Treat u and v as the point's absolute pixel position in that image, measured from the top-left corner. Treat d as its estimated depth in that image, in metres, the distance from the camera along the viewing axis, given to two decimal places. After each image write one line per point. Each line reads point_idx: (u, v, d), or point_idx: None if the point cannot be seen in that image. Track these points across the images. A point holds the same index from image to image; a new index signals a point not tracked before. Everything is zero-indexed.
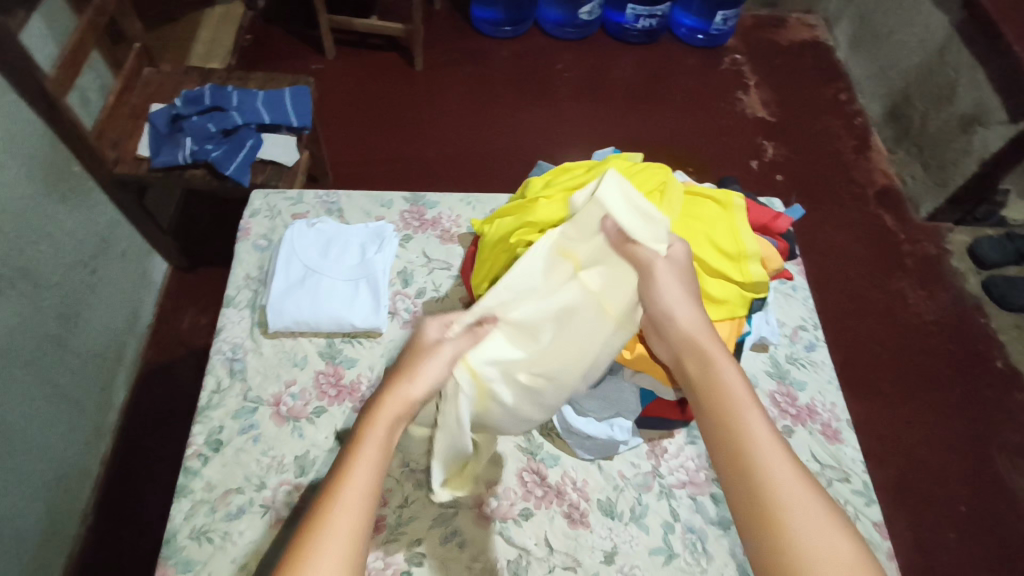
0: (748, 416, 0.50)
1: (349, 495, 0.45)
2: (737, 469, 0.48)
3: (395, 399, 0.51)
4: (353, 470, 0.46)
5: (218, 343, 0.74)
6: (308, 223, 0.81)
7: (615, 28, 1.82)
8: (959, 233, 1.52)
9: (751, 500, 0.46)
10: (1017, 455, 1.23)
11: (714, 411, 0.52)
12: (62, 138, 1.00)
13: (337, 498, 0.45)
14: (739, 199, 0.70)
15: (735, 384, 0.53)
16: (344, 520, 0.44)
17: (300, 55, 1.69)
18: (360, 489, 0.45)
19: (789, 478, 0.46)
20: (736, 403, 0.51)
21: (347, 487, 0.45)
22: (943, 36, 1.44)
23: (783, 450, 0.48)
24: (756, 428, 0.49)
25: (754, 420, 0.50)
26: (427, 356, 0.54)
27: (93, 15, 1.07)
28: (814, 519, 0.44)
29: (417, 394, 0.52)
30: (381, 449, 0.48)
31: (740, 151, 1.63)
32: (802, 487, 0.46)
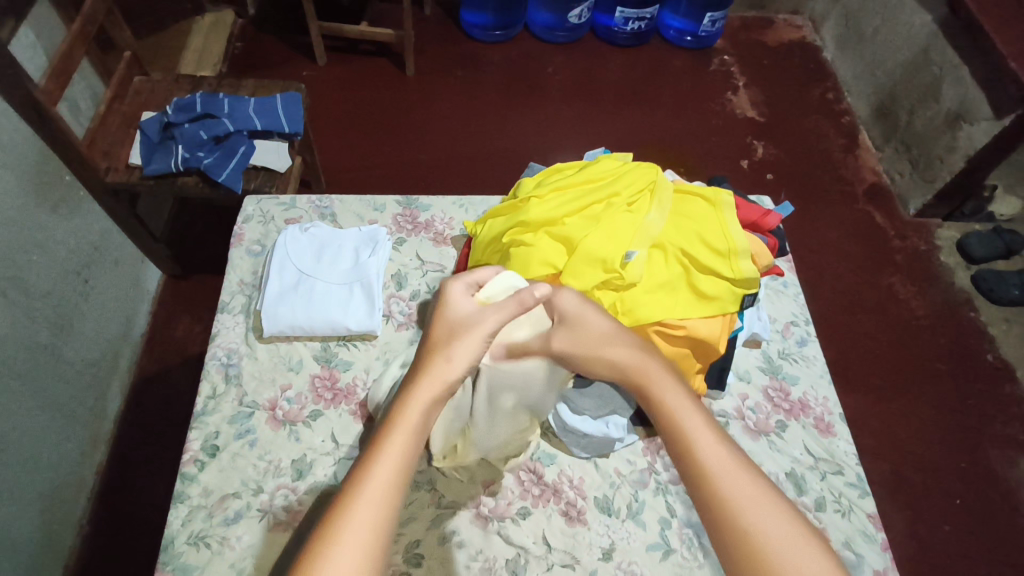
0: (703, 442, 0.49)
1: (374, 485, 0.44)
2: (707, 504, 0.46)
3: (432, 379, 0.51)
4: (380, 458, 0.46)
5: (213, 349, 0.74)
6: (301, 228, 0.82)
7: (604, 31, 1.84)
8: (948, 228, 1.54)
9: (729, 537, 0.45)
10: (1009, 447, 1.25)
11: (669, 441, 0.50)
12: (53, 147, 1.00)
13: (364, 487, 0.44)
14: (729, 196, 0.70)
15: (681, 407, 0.51)
16: (366, 510, 0.43)
17: (291, 61, 1.70)
18: (387, 477, 0.45)
19: (757, 500, 0.45)
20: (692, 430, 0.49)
21: (372, 475, 0.45)
22: (926, 35, 1.45)
23: (744, 469, 0.47)
24: (713, 451, 0.48)
25: (709, 445, 0.48)
26: (468, 331, 0.55)
27: (83, 24, 1.07)
28: (791, 540, 0.43)
29: (452, 373, 0.52)
30: (411, 436, 0.47)
31: (730, 151, 1.64)
32: (772, 508, 0.45)
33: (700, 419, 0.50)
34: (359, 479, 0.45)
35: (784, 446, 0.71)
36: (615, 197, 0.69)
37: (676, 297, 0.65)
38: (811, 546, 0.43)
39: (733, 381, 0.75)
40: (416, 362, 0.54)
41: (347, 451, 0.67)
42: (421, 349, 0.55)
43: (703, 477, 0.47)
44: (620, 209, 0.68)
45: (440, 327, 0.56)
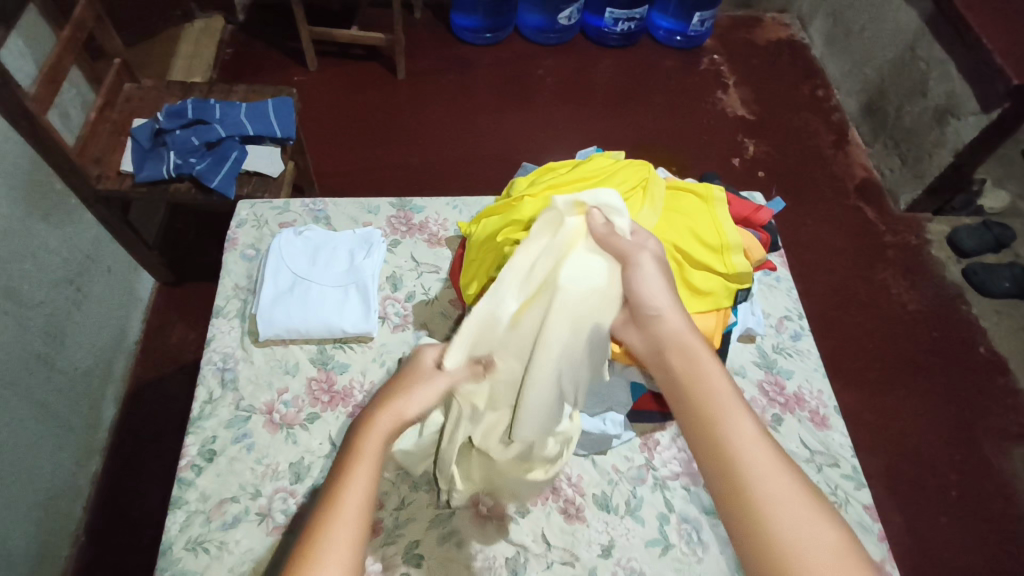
0: (732, 415, 0.48)
1: (343, 518, 0.45)
2: (724, 472, 0.46)
3: (389, 414, 0.52)
4: (346, 491, 0.46)
5: (208, 354, 0.74)
6: (296, 231, 0.82)
7: (594, 32, 1.85)
8: (939, 222, 1.55)
9: (736, 506, 0.44)
10: (1002, 438, 1.26)
11: (694, 406, 0.50)
12: (43, 155, 0.99)
13: (335, 513, 0.45)
14: (720, 192, 0.71)
15: (716, 378, 0.51)
16: (336, 543, 0.44)
17: (281, 66, 1.70)
18: (352, 510, 0.45)
19: (776, 477, 0.44)
20: (721, 406, 0.49)
21: (342, 507, 0.45)
22: (913, 31, 1.46)
23: (768, 442, 0.47)
24: (739, 424, 0.48)
25: (737, 418, 0.48)
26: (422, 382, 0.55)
27: (72, 32, 1.07)
28: (803, 518, 0.42)
29: (409, 411, 0.53)
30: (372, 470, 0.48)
31: (722, 149, 1.65)
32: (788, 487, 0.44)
33: (730, 391, 0.50)
34: (329, 512, 0.45)
35: (780, 439, 0.71)
36: None
37: None
38: (821, 528, 0.42)
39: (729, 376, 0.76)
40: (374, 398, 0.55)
41: None
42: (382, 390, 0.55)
43: (720, 444, 0.47)
44: None
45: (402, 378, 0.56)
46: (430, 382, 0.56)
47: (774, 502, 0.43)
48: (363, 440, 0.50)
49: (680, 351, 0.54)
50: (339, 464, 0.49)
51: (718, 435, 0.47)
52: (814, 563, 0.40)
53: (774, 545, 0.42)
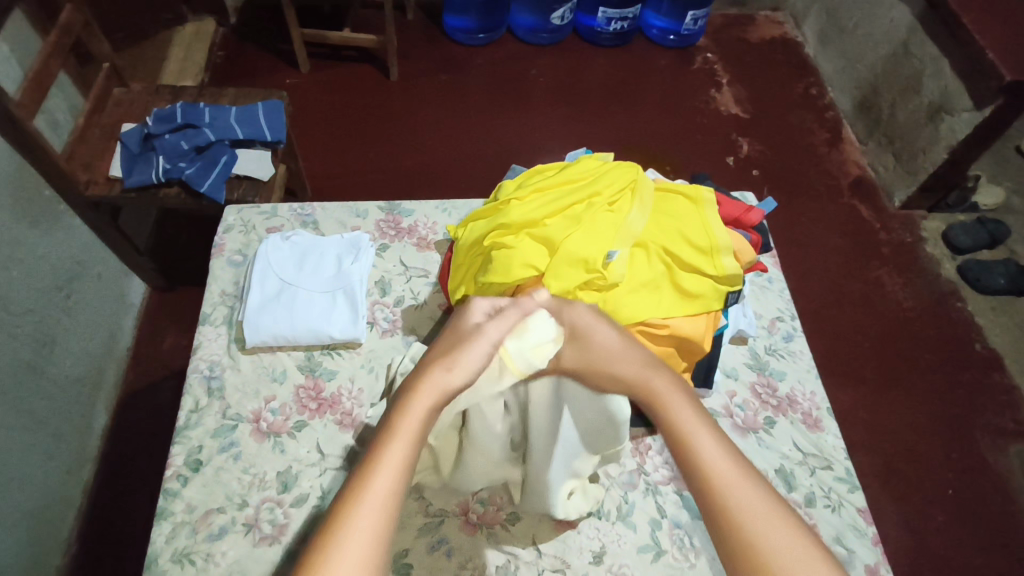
0: (713, 455, 0.50)
1: (379, 486, 0.45)
2: (715, 513, 0.48)
3: (432, 387, 0.53)
4: (382, 463, 0.47)
5: (194, 362, 0.73)
6: (283, 236, 0.81)
7: (587, 31, 1.84)
8: (933, 219, 1.55)
9: (733, 547, 0.46)
10: (999, 435, 1.25)
11: (675, 448, 0.52)
12: (31, 161, 0.99)
13: (365, 492, 0.45)
14: (710, 193, 0.70)
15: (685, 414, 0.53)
16: (370, 514, 0.44)
17: (273, 69, 1.69)
18: (388, 481, 0.46)
19: (762, 515, 0.47)
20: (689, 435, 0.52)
21: (377, 476, 0.46)
22: (907, 28, 1.45)
23: (736, 466, 0.50)
24: (720, 463, 0.50)
25: (716, 456, 0.50)
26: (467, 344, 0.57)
27: (59, 36, 1.06)
28: (793, 552, 0.45)
29: (451, 380, 0.54)
30: (410, 442, 0.48)
31: (717, 148, 1.65)
32: (775, 522, 0.47)
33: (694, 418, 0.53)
34: (359, 491, 0.45)
35: (772, 442, 0.71)
36: (596, 197, 0.68)
37: (658, 296, 0.65)
38: (806, 554, 0.45)
39: (721, 379, 0.75)
40: (418, 370, 0.56)
41: (332, 462, 0.66)
42: (427, 361, 0.57)
43: (709, 482, 0.49)
44: (601, 209, 0.68)
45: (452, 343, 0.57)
46: (477, 340, 0.57)
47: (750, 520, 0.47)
48: (401, 411, 0.51)
49: (649, 393, 0.56)
50: (377, 435, 0.49)
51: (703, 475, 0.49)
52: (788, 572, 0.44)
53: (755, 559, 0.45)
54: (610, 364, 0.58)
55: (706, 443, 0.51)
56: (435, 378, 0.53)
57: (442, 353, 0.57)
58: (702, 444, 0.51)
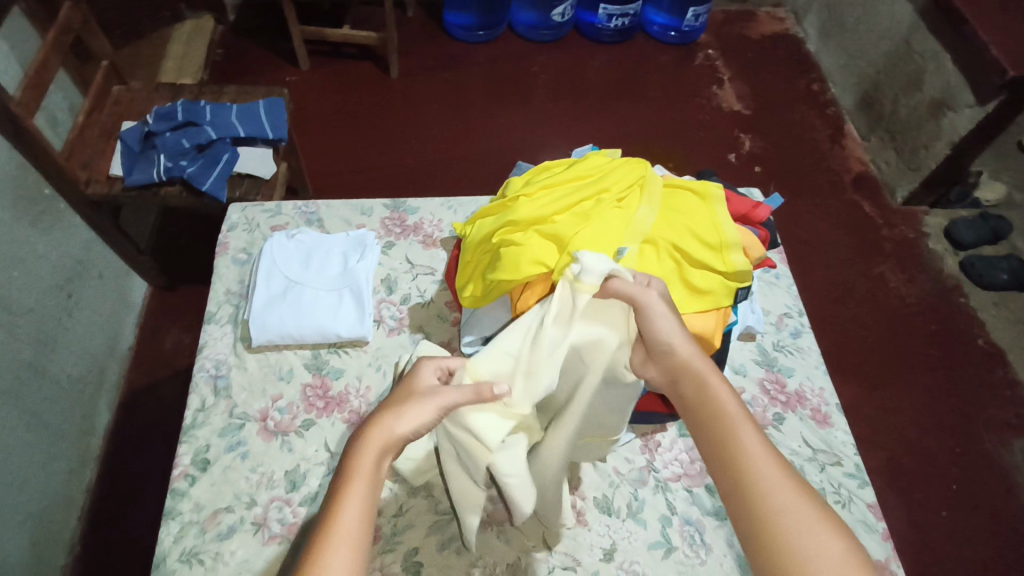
0: (743, 430, 0.50)
1: (346, 530, 0.44)
2: (737, 481, 0.48)
3: (379, 433, 0.50)
4: (345, 503, 0.46)
5: (200, 360, 0.72)
6: (288, 234, 0.81)
7: (588, 28, 1.83)
8: (935, 214, 1.55)
9: (755, 527, 0.46)
10: (1002, 430, 1.25)
11: (711, 420, 0.52)
12: (31, 160, 0.98)
13: (334, 531, 0.44)
14: (719, 189, 0.70)
15: (729, 400, 0.52)
16: (341, 554, 0.43)
17: (273, 67, 1.68)
18: (353, 521, 0.45)
19: (785, 490, 0.46)
20: (729, 420, 0.51)
21: (342, 518, 0.45)
22: (908, 24, 1.45)
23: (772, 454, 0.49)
24: (749, 438, 0.50)
25: (747, 433, 0.50)
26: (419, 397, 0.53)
27: (58, 34, 1.05)
28: (813, 528, 0.44)
29: (399, 426, 0.51)
30: (367, 481, 0.48)
31: (718, 145, 1.64)
32: (799, 497, 0.46)
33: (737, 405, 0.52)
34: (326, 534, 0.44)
35: (782, 438, 0.70)
36: (604, 192, 0.68)
37: (668, 292, 0.65)
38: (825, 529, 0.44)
39: (729, 375, 0.75)
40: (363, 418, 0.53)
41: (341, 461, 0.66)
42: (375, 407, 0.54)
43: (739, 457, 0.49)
44: (610, 205, 0.67)
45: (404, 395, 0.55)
46: (430, 400, 0.53)
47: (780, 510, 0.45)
48: (356, 449, 0.49)
49: (693, 376, 0.55)
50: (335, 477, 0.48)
51: (730, 447, 0.50)
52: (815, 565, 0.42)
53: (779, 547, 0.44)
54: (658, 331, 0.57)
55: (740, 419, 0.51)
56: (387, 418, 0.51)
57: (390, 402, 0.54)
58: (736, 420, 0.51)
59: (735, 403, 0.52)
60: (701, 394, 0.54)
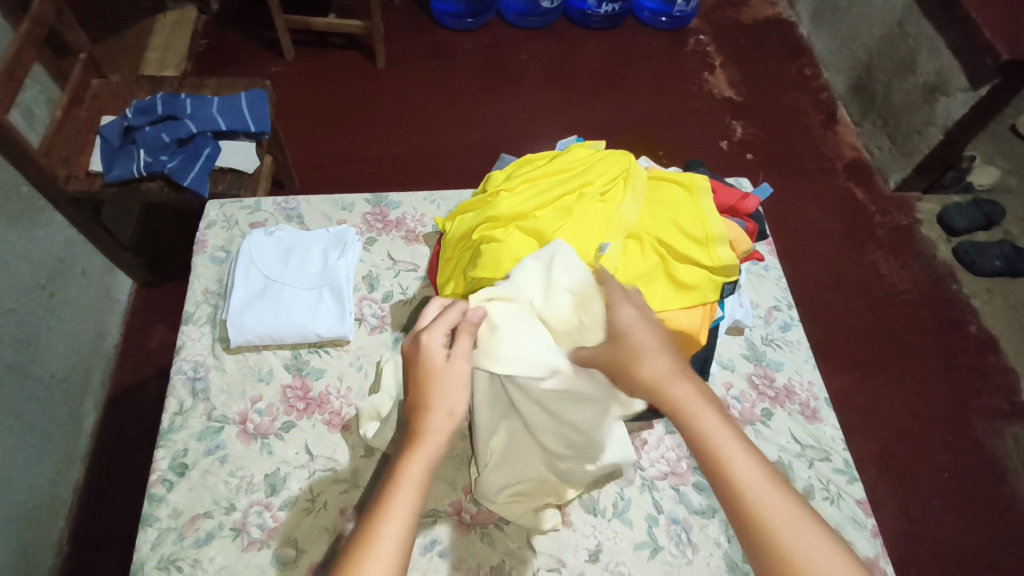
0: (738, 465, 0.46)
1: (382, 551, 0.45)
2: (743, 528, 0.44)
3: (435, 432, 0.52)
4: (389, 515, 0.47)
5: (178, 362, 0.71)
6: (267, 232, 0.79)
7: (577, 14, 1.80)
8: (929, 200, 1.53)
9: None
10: (994, 418, 1.25)
11: (704, 462, 0.48)
12: (7, 157, 0.96)
13: (375, 545, 0.45)
14: (705, 181, 0.68)
15: (718, 431, 0.48)
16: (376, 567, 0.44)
17: (257, 57, 1.65)
18: (395, 535, 0.46)
19: (799, 535, 0.42)
20: (725, 455, 0.47)
21: (379, 539, 0.46)
22: (902, 7, 1.43)
23: (777, 489, 0.45)
24: (746, 478, 0.45)
25: (745, 467, 0.46)
26: (447, 378, 0.55)
27: (31, 27, 1.02)
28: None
29: (450, 425, 0.53)
30: (410, 505, 0.48)
31: (710, 132, 1.62)
32: (819, 539, 0.42)
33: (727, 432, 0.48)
34: (369, 540, 0.46)
35: (770, 434, 0.70)
36: (587, 187, 0.67)
37: (653, 289, 0.64)
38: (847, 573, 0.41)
39: (717, 370, 0.74)
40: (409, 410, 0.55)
41: (322, 462, 0.65)
42: (410, 407, 0.55)
43: (746, 505, 0.44)
44: (593, 200, 0.66)
45: (432, 390, 0.54)
46: (453, 383, 0.55)
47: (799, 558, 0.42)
48: (404, 461, 0.50)
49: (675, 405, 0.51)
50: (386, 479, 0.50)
51: (729, 490, 0.45)
52: None
53: None
54: (639, 359, 0.54)
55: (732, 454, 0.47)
56: (436, 424, 0.53)
57: (420, 398, 0.54)
58: (727, 456, 0.47)
59: (726, 430, 0.48)
60: (685, 430, 0.50)
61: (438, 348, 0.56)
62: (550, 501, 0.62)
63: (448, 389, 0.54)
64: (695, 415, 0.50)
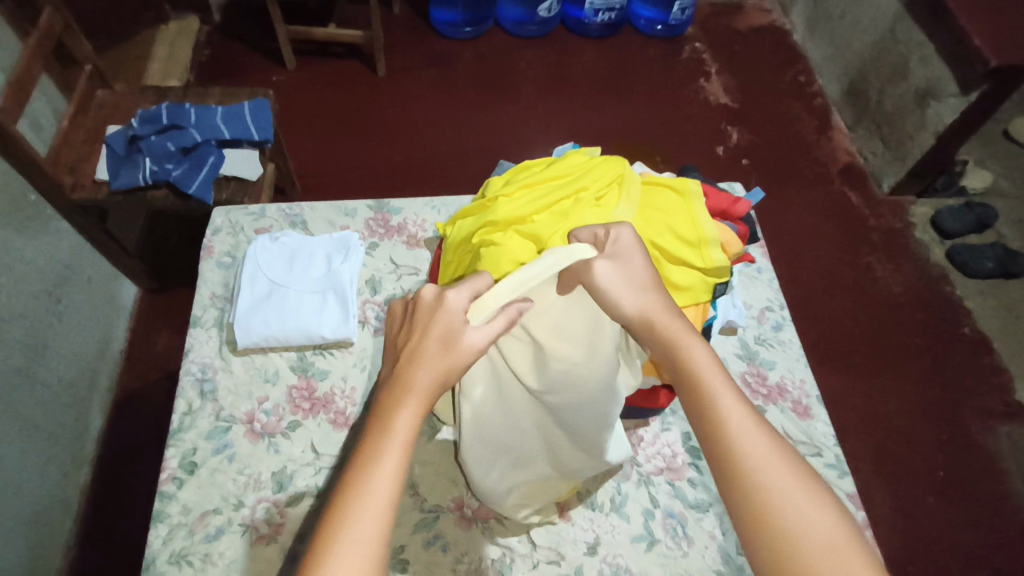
0: (722, 399, 0.48)
1: (373, 502, 0.42)
2: (716, 455, 0.46)
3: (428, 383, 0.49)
4: (376, 470, 0.44)
5: (186, 364, 0.73)
6: (272, 237, 0.81)
7: (574, 23, 1.83)
8: (922, 204, 1.56)
9: (746, 505, 0.43)
10: (987, 417, 1.27)
11: (689, 393, 0.49)
12: (16, 165, 0.98)
13: (362, 501, 0.42)
14: (697, 186, 0.70)
15: (708, 368, 0.50)
16: (369, 522, 0.42)
17: (260, 66, 1.67)
18: (382, 492, 0.43)
19: (769, 459, 0.44)
20: (710, 388, 0.48)
21: (368, 492, 0.43)
22: (893, 14, 1.45)
23: (756, 423, 0.46)
24: (729, 404, 0.47)
25: (728, 402, 0.47)
26: (457, 342, 0.50)
27: (40, 39, 1.04)
28: (802, 498, 0.42)
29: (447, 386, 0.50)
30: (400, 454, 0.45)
31: (706, 138, 1.65)
32: (788, 471, 0.44)
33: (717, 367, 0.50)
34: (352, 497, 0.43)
35: None
36: (583, 192, 0.68)
37: None
38: (811, 501, 0.42)
39: None
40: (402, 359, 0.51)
41: (327, 460, 0.67)
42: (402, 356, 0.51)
43: (725, 435, 0.46)
44: (589, 204, 0.68)
45: (433, 343, 0.50)
46: (467, 347, 0.51)
47: (765, 484, 0.43)
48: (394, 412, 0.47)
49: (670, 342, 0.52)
50: (372, 430, 0.46)
51: (710, 421, 0.47)
52: (805, 542, 0.41)
53: (771, 524, 0.42)
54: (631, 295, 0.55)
55: (719, 388, 0.48)
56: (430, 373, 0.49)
57: (418, 351, 0.50)
58: (715, 390, 0.48)
59: (716, 368, 0.50)
60: (679, 366, 0.51)
61: (458, 306, 0.52)
62: (551, 500, 0.64)
63: (458, 353, 0.50)
64: (688, 351, 0.51)
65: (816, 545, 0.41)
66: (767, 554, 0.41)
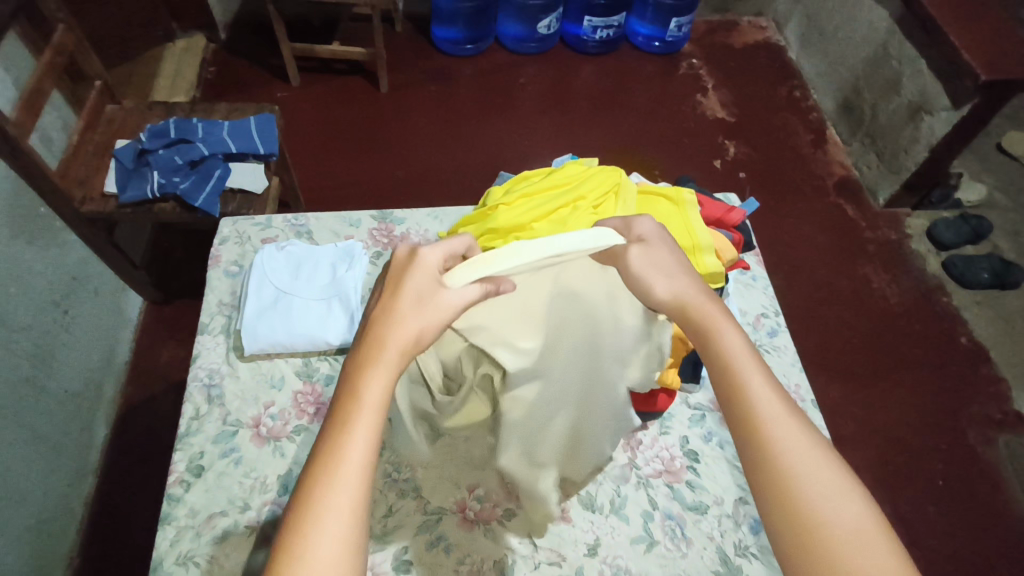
0: (754, 382, 0.46)
1: (348, 470, 0.41)
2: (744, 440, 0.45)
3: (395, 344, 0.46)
4: (351, 434, 0.42)
5: (194, 370, 0.74)
6: (278, 247, 0.83)
7: (573, 40, 1.87)
8: (919, 216, 1.58)
9: (776, 494, 0.42)
10: (986, 426, 1.28)
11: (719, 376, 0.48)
12: (26, 178, 1.00)
13: (336, 470, 0.41)
14: (691, 195, 0.72)
15: (739, 350, 0.48)
16: (345, 492, 0.40)
17: (265, 82, 1.71)
18: (359, 457, 0.41)
19: (801, 449, 0.43)
20: (743, 372, 0.47)
21: (343, 458, 0.41)
22: (885, 31, 1.48)
23: (788, 409, 0.45)
24: (759, 387, 0.46)
25: (759, 386, 0.46)
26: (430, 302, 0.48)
27: (52, 56, 1.07)
28: (830, 490, 0.42)
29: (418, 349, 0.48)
30: (376, 417, 0.43)
31: (704, 152, 1.68)
32: (818, 461, 0.43)
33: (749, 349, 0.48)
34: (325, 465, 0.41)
35: None
36: (580, 201, 0.70)
37: None
38: (840, 491, 0.42)
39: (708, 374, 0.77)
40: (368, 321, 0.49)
41: None
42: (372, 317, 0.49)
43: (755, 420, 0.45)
44: (586, 212, 0.70)
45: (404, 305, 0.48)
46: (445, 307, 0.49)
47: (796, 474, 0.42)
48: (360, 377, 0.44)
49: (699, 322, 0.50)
50: (341, 394, 0.44)
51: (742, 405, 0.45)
52: (835, 535, 0.40)
53: (801, 516, 0.41)
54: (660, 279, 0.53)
55: (752, 374, 0.47)
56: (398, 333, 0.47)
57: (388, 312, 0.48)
58: (745, 374, 0.46)
59: (749, 349, 0.48)
60: (708, 347, 0.49)
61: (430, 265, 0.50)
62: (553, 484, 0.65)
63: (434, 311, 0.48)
64: (718, 332, 0.49)
65: (846, 539, 0.40)
66: (794, 547, 0.41)
